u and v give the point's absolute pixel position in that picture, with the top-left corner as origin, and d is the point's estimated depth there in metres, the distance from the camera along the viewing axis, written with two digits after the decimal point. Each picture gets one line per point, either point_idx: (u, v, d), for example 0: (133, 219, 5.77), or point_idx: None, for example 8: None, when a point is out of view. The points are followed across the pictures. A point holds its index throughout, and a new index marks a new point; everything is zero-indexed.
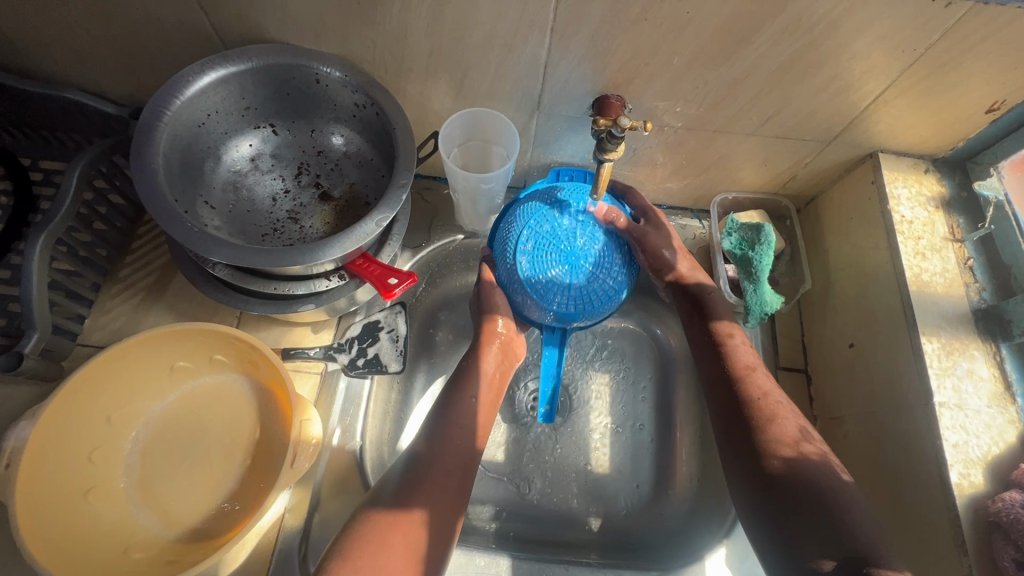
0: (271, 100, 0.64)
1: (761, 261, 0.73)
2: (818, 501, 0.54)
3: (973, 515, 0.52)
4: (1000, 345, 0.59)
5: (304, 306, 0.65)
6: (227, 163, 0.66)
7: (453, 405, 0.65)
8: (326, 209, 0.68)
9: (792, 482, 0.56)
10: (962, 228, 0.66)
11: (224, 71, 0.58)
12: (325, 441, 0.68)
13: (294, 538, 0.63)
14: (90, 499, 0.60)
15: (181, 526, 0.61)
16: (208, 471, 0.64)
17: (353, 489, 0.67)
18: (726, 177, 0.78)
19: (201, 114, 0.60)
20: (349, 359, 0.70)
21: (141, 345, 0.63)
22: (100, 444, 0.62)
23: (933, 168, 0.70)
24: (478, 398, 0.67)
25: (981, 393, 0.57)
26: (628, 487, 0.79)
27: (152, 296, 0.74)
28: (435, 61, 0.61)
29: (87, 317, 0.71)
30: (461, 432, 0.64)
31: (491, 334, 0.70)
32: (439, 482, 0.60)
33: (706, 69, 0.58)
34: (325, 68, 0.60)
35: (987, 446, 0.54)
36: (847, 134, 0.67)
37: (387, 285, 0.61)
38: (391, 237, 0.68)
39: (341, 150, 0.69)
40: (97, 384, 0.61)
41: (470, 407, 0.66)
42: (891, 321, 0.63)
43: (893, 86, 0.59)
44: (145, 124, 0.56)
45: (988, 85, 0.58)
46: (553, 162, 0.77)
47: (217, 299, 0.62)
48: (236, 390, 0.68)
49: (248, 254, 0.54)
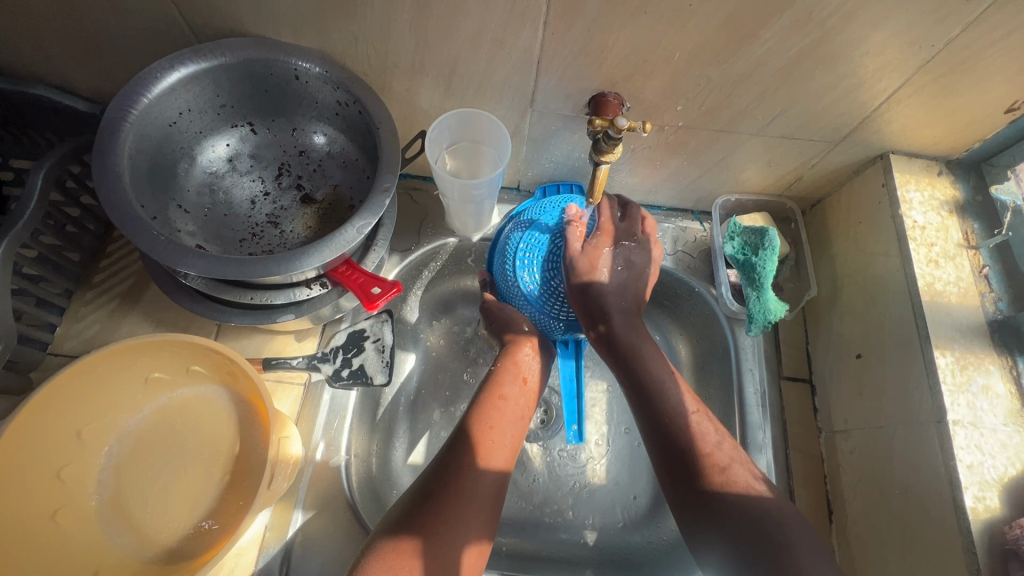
0: (248, 97, 0.61)
1: (764, 267, 0.70)
2: (758, 533, 0.52)
3: (988, 540, 0.50)
4: (1017, 359, 0.56)
5: (284, 317, 0.61)
6: (203, 164, 0.63)
7: (481, 410, 0.61)
8: (308, 213, 0.65)
9: (724, 521, 0.53)
10: (977, 234, 0.63)
11: (195, 67, 0.54)
12: (308, 456, 0.65)
13: (275, 558, 0.60)
14: (58, 520, 0.57)
15: (156, 546, 0.59)
16: (185, 488, 0.61)
17: (337, 506, 0.64)
18: (729, 178, 0.74)
19: (172, 113, 0.57)
20: (333, 370, 0.67)
21: (113, 357, 0.59)
22: (69, 461, 0.59)
23: (947, 171, 0.67)
24: (507, 398, 0.63)
25: (997, 410, 0.54)
26: (625, 500, 0.76)
27: (128, 302, 0.71)
28: (421, 56, 0.57)
29: (59, 326, 0.68)
30: (492, 439, 0.59)
31: (520, 343, 0.68)
32: (464, 502, 0.53)
33: (710, 66, 0.55)
34: (304, 64, 0.57)
35: (1003, 467, 0.52)
36: (857, 135, 0.64)
37: (370, 295, 0.58)
38: (376, 242, 0.65)
39: (324, 150, 0.66)
40: (65, 398, 0.58)
41: (499, 409, 0.62)
42: (902, 332, 0.60)
43: (908, 85, 0.56)
44: (110, 124, 0.52)
45: (1008, 84, 0.55)
46: (548, 162, 0.74)
47: (192, 309, 0.59)
48: (215, 402, 0.65)
49: (220, 264, 0.51)
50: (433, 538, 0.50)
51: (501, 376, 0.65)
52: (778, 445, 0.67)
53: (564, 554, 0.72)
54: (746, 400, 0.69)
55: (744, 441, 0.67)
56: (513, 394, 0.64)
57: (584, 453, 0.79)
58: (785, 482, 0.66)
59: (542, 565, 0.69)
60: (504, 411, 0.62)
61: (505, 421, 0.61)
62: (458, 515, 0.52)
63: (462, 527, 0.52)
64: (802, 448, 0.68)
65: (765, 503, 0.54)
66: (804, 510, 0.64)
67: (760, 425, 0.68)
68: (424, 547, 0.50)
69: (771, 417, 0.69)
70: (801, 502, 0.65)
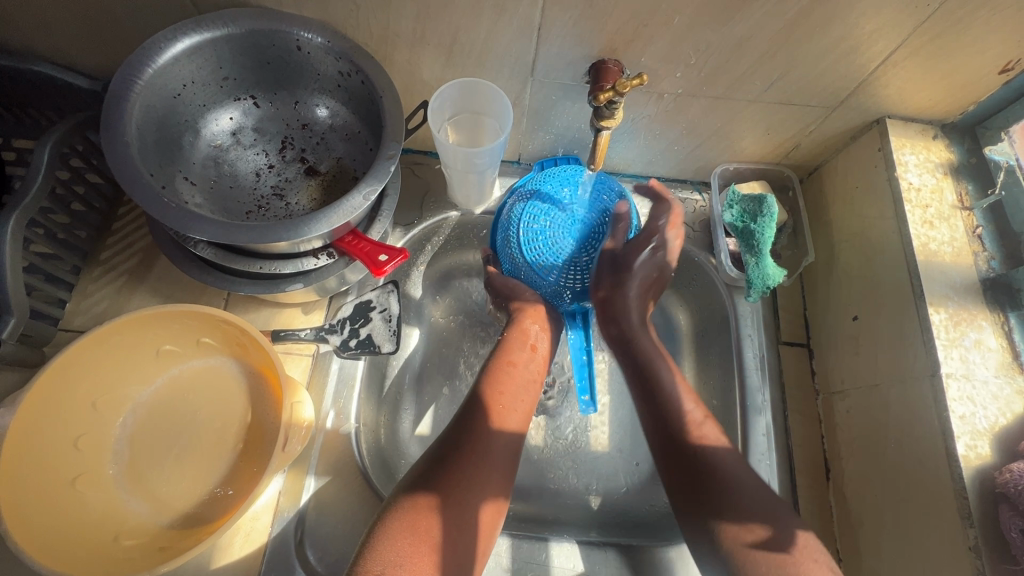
0: (250, 69, 0.61)
1: (763, 233, 0.71)
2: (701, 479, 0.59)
3: (979, 486, 0.51)
4: (1008, 314, 0.58)
5: (292, 286, 0.62)
6: (207, 137, 0.63)
7: (491, 376, 0.63)
8: (313, 185, 0.65)
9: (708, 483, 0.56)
10: (971, 195, 0.65)
11: (198, 38, 0.55)
12: (318, 424, 0.67)
13: (290, 521, 0.62)
14: (79, 487, 0.58)
15: (173, 512, 0.60)
16: (200, 456, 0.63)
17: (348, 472, 0.65)
18: (727, 147, 0.75)
19: (177, 84, 0.57)
20: (341, 340, 0.68)
21: (125, 328, 0.60)
22: (86, 431, 0.60)
23: (942, 134, 0.68)
24: (515, 363, 0.65)
25: (989, 363, 0.56)
26: (627, 465, 0.78)
27: (136, 279, 0.72)
28: (422, 25, 0.58)
29: (68, 301, 0.69)
30: (502, 405, 0.61)
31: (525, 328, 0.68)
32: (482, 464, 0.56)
33: (709, 29, 0.55)
34: (305, 34, 0.57)
35: (994, 417, 0.54)
36: (854, 99, 0.65)
37: (377, 261, 0.59)
38: (381, 212, 0.66)
39: (326, 123, 0.66)
40: (80, 369, 0.59)
41: (508, 375, 0.64)
42: (898, 292, 0.62)
43: (905, 46, 0.56)
44: (116, 94, 0.52)
45: (1004, 43, 0.55)
46: (549, 133, 0.75)
47: (201, 279, 0.60)
48: (225, 374, 0.66)
49: (230, 230, 0.52)
50: (448, 495, 0.53)
51: (513, 346, 0.66)
52: (776, 406, 0.69)
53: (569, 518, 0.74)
54: (745, 364, 0.71)
55: (743, 403, 0.69)
56: (520, 359, 0.66)
57: (588, 421, 0.80)
58: (783, 441, 0.67)
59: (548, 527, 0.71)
60: (517, 381, 0.64)
61: (516, 387, 0.63)
62: (477, 479, 0.55)
63: (484, 486, 0.55)
64: (800, 409, 0.69)
65: (717, 450, 0.58)
66: (802, 468, 0.66)
67: (758, 387, 0.69)
68: (440, 511, 0.51)
69: (769, 379, 0.70)
70: (799, 459, 0.67)
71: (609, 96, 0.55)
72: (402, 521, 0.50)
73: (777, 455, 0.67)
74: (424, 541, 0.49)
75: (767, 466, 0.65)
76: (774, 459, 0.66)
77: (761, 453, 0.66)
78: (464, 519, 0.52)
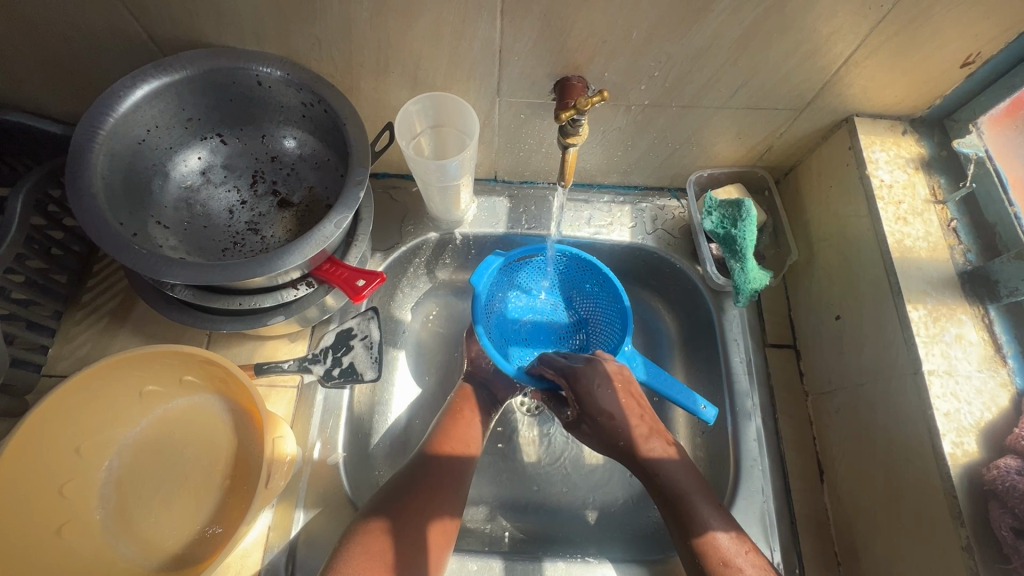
0: (214, 107, 0.61)
1: (744, 237, 0.71)
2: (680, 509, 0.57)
3: (968, 483, 0.51)
4: (988, 307, 0.58)
5: (274, 319, 0.62)
6: (177, 179, 0.63)
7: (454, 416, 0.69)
8: (286, 216, 0.66)
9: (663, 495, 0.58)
10: (944, 188, 0.65)
11: (157, 83, 0.55)
12: (305, 456, 0.66)
13: (280, 556, 0.61)
14: (65, 535, 0.58)
15: (161, 554, 0.60)
16: (186, 496, 0.62)
17: (337, 503, 0.65)
18: (701, 153, 0.75)
19: (140, 130, 0.58)
20: (324, 370, 0.68)
21: (102, 373, 0.60)
22: (70, 478, 0.60)
23: (911, 129, 0.68)
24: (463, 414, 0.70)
25: (971, 357, 0.55)
26: (622, 476, 0.77)
27: (118, 319, 0.72)
28: (384, 55, 0.58)
29: (51, 347, 0.69)
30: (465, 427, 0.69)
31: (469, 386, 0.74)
32: (433, 486, 0.62)
33: (668, 41, 0.56)
34: (264, 69, 0.57)
35: (980, 412, 0.53)
36: (820, 100, 0.65)
37: (355, 287, 0.59)
38: (357, 236, 0.66)
39: (295, 154, 0.67)
40: (60, 415, 0.59)
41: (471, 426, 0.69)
42: (876, 290, 0.62)
43: (864, 46, 0.57)
44: (79, 146, 0.53)
45: (962, 38, 0.56)
46: (521, 150, 0.75)
47: (181, 321, 0.60)
48: (210, 410, 0.66)
49: (203, 271, 0.52)
50: (404, 516, 0.58)
51: (468, 401, 0.72)
52: (766, 410, 0.68)
53: (564, 534, 0.73)
54: (733, 370, 0.70)
55: (733, 409, 0.68)
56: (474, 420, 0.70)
57: None
58: (775, 445, 0.67)
59: (544, 546, 0.71)
60: (472, 422, 0.69)
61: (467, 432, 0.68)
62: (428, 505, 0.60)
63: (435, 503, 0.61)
64: (790, 413, 0.69)
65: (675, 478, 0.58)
66: (797, 473, 0.66)
67: (747, 392, 0.69)
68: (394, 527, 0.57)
69: (758, 383, 0.70)
70: (791, 464, 0.66)
71: (572, 115, 0.55)
72: (360, 548, 0.55)
73: (770, 460, 0.66)
74: (376, 558, 0.54)
75: (760, 473, 0.65)
76: (766, 465, 0.65)
77: (754, 458, 0.65)
78: (412, 535, 0.58)
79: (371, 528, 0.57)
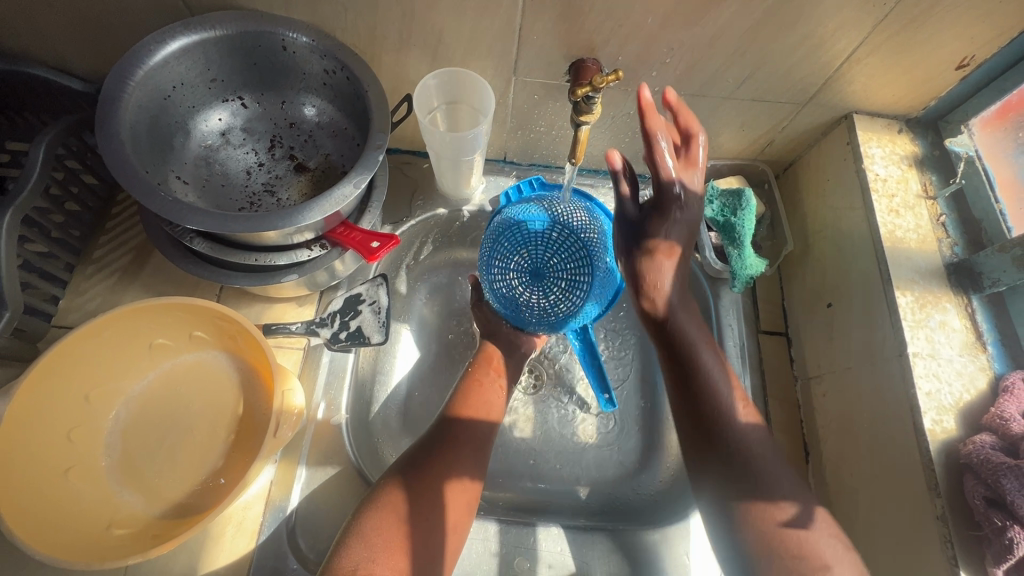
0: (238, 70, 0.63)
1: (743, 226, 0.74)
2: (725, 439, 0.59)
3: (945, 458, 0.53)
4: (972, 297, 0.61)
5: (287, 277, 0.64)
6: (197, 138, 0.65)
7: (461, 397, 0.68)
8: (302, 181, 0.67)
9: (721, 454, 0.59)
10: (935, 184, 0.68)
11: (186, 41, 0.57)
12: (310, 415, 0.68)
13: (281, 509, 0.63)
14: (71, 478, 0.59)
15: (165, 503, 0.61)
16: (191, 448, 0.64)
17: (339, 461, 0.66)
18: (705, 144, 0.78)
19: (167, 86, 0.59)
20: (331, 333, 0.69)
21: (115, 323, 0.61)
22: (78, 424, 0.61)
23: (906, 129, 0.71)
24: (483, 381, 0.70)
25: (953, 342, 0.58)
26: (614, 458, 0.79)
27: (128, 276, 0.73)
28: (407, 26, 0.60)
29: (62, 298, 0.70)
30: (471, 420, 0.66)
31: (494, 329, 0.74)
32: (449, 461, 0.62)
33: (680, 29, 0.58)
34: (291, 34, 0.59)
35: (959, 393, 0.56)
36: (822, 95, 0.68)
37: (370, 248, 0.61)
38: (371, 203, 0.67)
39: (314, 121, 0.68)
40: (73, 360, 0.60)
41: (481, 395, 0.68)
42: (867, 277, 0.64)
43: (867, 43, 0.59)
44: (109, 96, 0.54)
45: (958, 40, 0.59)
46: (532, 131, 0.77)
47: (195, 273, 0.61)
48: (217, 368, 0.68)
49: (225, 221, 0.53)
50: (420, 488, 0.59)
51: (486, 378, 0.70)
52: (756, 392, 0.71)
53: (556, 507, 0.75)
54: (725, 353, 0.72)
55: None
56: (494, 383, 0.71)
57: (577, 413, 0.82)
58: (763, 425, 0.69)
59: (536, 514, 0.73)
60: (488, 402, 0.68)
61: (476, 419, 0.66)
62: (446, 471, 0.61)
63: (455, 470, 0.61)
64: (779, 395, 0.72)
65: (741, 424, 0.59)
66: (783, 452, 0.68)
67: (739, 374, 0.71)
68: (411, 508, 0.57)
69: (749, 366, 0.72)
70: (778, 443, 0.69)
71: (586, 91, 0.57)
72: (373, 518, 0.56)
73: None
74: (389, 532, 0.55)
75: None
76: None
77: None
78: (431, 508, 0.58)
79: (388, 488, 0.58)
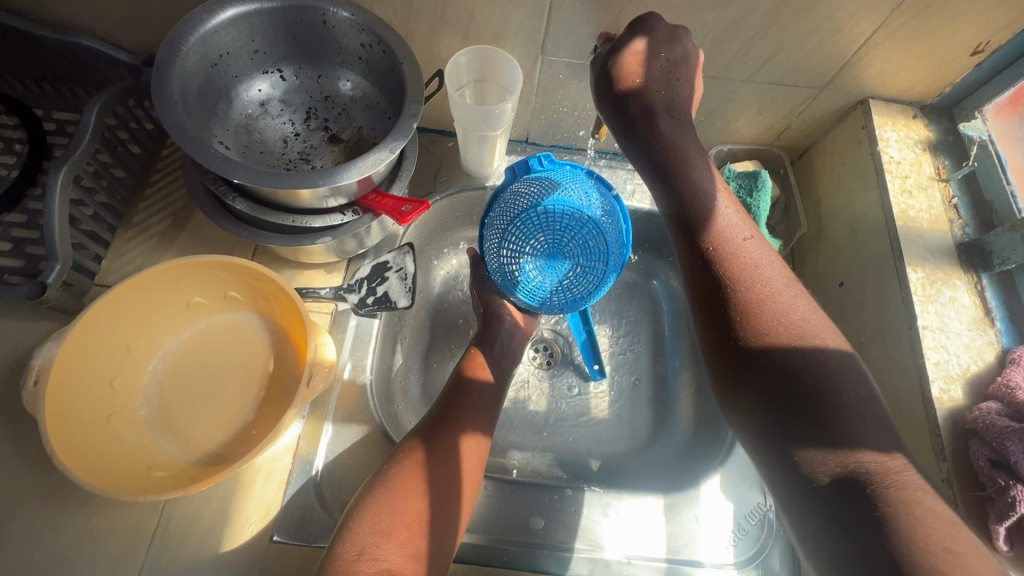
0: (280, 42, 0.66)
1: (758, 207, 0.76)
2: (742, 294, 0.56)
3: (952, 425, 0.55)
4: (981, 275, 0.62)
5: (322, 239, 0.67)
6: (239, 107, 0.68)
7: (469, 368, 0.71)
8: (336, 151, 0.70)
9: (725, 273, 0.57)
10: (948, 168, 0.70)
11: (234, 11, 0.60)
12: (336, 375, 0.71)
13: (308, 462, 0.66)
14: (113, 423, 0.62)
15: (200, 451, 0.64)
16: (224, 401, 0.67)
17: (363, 420, 0.69)
18: (723, 128, 0.80)
19: (214, 54, 0.62)
20: (359, 298, 0.72)
21: (157, 278, 0.65)
22: (119, 373, 0.65)
23: (921, 115, 0.73)
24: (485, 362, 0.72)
25: (962, 317, 0.60)
26: (627, 431, 0.81)
27: (166, 240, 0.76)
28: (442, 3, 0.63)
29: (104, 258, 0.74)
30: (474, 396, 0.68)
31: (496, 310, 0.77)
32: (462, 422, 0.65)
33: (704, 10, 0.61)
34: (332, 8, 0.62)
35: (966, 364, 0.58)
36: (839, 79, 0.70)
37: (401, 212, 0.64)
38: (401, 173, 0.70)
39: (348, 95, 0.71)
40: (118, 312, 0.63)
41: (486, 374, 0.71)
42: (879, 255, 0.66)
43: (884, 28, 0.62)
44: (162, 60, 0.58)
45: (973, 25, 0.61)
46: (556, 112, 0.80)
47: (236, 233, 0.64)
48: (249, 328, 0.71)
49: (269, 178, 0.56)
50: (439, 448, 0.62)
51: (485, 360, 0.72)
52: None
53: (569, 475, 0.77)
54: None
55: None
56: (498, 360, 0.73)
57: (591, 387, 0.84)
58: None
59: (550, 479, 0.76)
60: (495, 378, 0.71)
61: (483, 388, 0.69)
62: (460, 428, 0.64)
63: (470, 426, 0.65)
64: None
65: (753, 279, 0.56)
66: None
67: None
68: (430, 462, 0.60)
69: None
70: None
71: None
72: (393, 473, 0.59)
73: None
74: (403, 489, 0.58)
75: None
76: None
77: None
78: (448, 459, 0.61)
79: (410, 448, 0.61)
